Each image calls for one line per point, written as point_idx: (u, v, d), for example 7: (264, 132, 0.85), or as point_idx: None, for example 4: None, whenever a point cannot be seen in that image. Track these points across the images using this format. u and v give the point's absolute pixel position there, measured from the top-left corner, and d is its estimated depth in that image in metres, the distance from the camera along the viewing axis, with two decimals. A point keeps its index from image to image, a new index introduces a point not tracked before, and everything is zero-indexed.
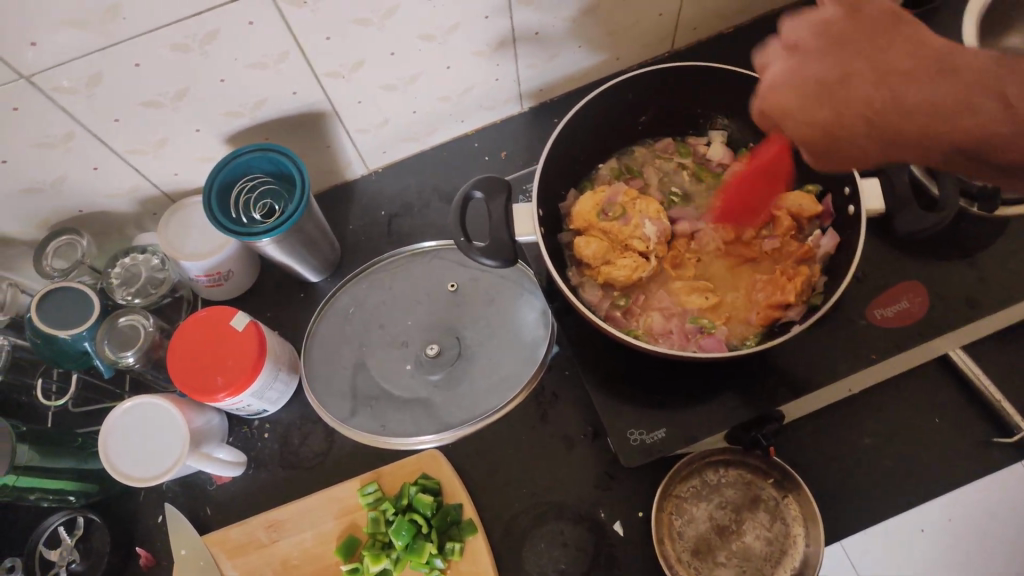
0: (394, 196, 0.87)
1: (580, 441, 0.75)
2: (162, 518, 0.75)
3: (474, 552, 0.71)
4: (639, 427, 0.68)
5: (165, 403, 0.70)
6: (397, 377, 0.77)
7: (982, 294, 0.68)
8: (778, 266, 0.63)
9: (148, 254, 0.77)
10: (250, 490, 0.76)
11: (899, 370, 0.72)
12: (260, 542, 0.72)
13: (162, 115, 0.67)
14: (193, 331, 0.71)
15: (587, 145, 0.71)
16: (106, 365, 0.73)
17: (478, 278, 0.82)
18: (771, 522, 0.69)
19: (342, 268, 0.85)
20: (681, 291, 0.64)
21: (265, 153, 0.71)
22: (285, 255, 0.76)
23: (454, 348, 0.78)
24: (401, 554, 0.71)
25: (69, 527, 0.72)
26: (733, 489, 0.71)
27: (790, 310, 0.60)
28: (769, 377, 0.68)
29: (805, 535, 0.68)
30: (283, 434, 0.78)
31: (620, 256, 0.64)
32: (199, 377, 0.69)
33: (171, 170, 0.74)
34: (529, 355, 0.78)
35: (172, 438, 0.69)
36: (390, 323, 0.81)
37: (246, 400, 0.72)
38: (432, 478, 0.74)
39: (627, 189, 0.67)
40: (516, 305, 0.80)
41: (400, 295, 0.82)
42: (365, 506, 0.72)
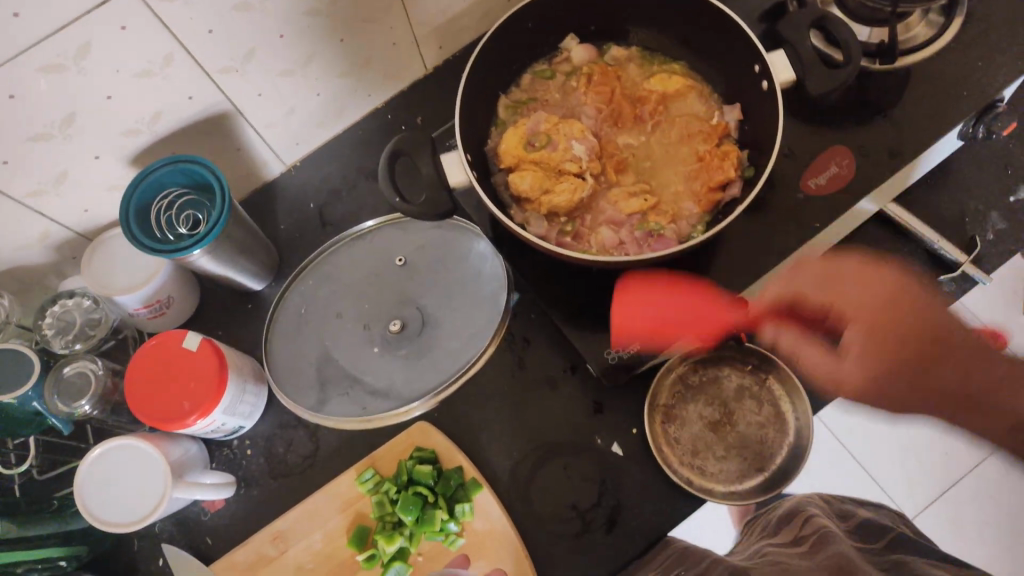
0: (319, 187, 0.85)
1: (562, 378, 0.75)
2: (163, 560, 0.73)
3: (485, 509, 0.71)
4: (614, 345, 0.69)
5: (133, 441, 0.67)
6: (367, 360, 0.76)
7: (903, 142, 0.71)
8: (704, 150, 0.64)
9: (78, 297, 0.73)
10: (247, 510, 0.74)
11: (840, 236, 0.75)
12: (270, 556, 0.70)
13: (55, 147, 0.63)
14: (144, 363, 0.68)
15: (499, 86, 0.70)
16: (62, 419, 0.70)
17: (424, 245, 0.81)
18: (759, 406, 0.72)
19: (283, 270, 0.83)
20: (618, 198, 0.65)
21: (177, 165, 0.68)
22: (222, 266, 0.73)
23: (417, 317, 0.78)
24: (414, 529, 0.70)
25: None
26: (717, 386, 0.73)
27: (730, 187, 0.62)
28: (725, 268, 0.70)
29: (794, 410, 0.71)
30: (265, 446, 0.76)
31: (557, 182, 0.64)
32: (164, 406, 0.67)
33: (79, 207, 0.71)
34: (492, 306, 0.77)
35: (151, 473, 0.67)
36: (348, 309, 0.79)
37: (219, 419, 0.70)
38: (427, 448, 0.73)
39: (547, 117, 0.67)
40: (467, 260, 0.79)
41: (351, 280, 0.81)
42: (367, 493, 0.72)
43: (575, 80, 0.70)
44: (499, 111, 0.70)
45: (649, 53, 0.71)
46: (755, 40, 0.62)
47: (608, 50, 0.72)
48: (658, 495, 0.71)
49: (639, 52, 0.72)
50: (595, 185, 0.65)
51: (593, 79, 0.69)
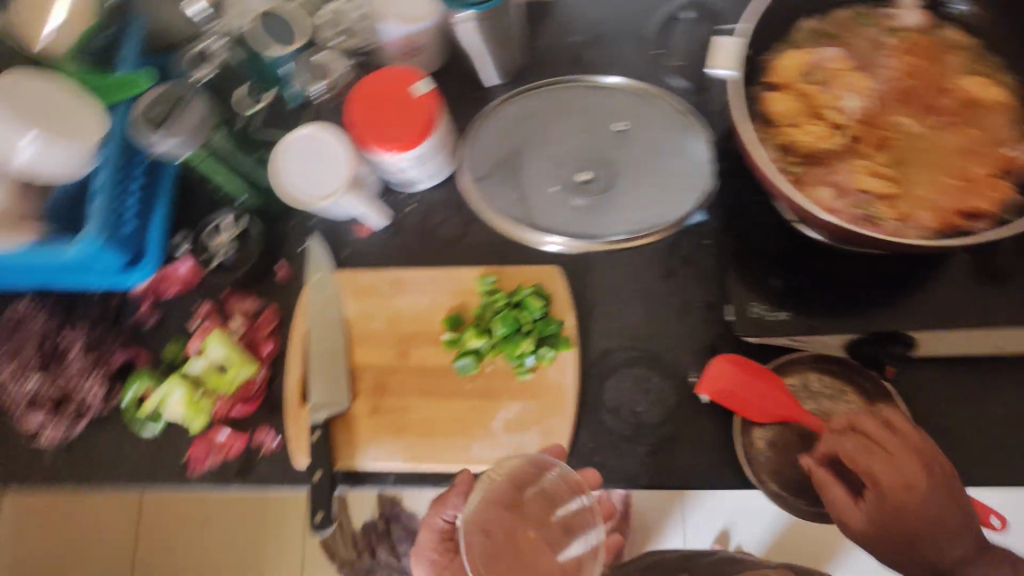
0: (592, 25, 0.87)
1: (693, 307, 0.76)
2: (303, 247, 0.84)
3: (562, 365, 0.75)
4: (762, 303, 0.68)
5: (335, 140, 0.75)
6: (541, 188, 0.80)
7: None
8: (976, 174, 0.59)
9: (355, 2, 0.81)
10: (383, 249, 0.83)
11: None
12: (383, 292, 0.80)
13: None
14: (375, 85, 0.76)
15: (814, 9, 0.66)
16: (297, 94, 0.85)
17: (647, 123, 0.81)
18: None
19: (520, 77, 0.86)
20: (861, 171, 0.60)
21: None
22: (478, 42, 0.78)
23: (606, 177, 0.78)
24: (498, 343, 0.75)
25: (233, 220, 0.83)
26: (830, 402, 0.70)
27: (980, 221, 0.57)
28: (913, 301, 0.65)
29: None
30: (426, 210, 0.83)
31: (811, 122, 0.62)
32: (376, 126, 0.74)
33: None
34: (674, 205, 0.77)
35: (334, 172, 0.75)
36: (550, 138, 0.82)
37: (406, 163, 0.77)
38: (547, 289, 0.77)
39: (842, 58, 0.64)
40: (680, 153, 0.78)
41: (568, 117, 0.83)
42: (480, 292, 0.78)
43: (891, 42, 0.65)
44: (800, 31, 0.67)
45: (981, 53, 0.65)
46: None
47: (941, 30, 0.66)
48: (711, 453, 0.71)
49: (973, 46, 0.65)
50: (846, 145, 0.62)
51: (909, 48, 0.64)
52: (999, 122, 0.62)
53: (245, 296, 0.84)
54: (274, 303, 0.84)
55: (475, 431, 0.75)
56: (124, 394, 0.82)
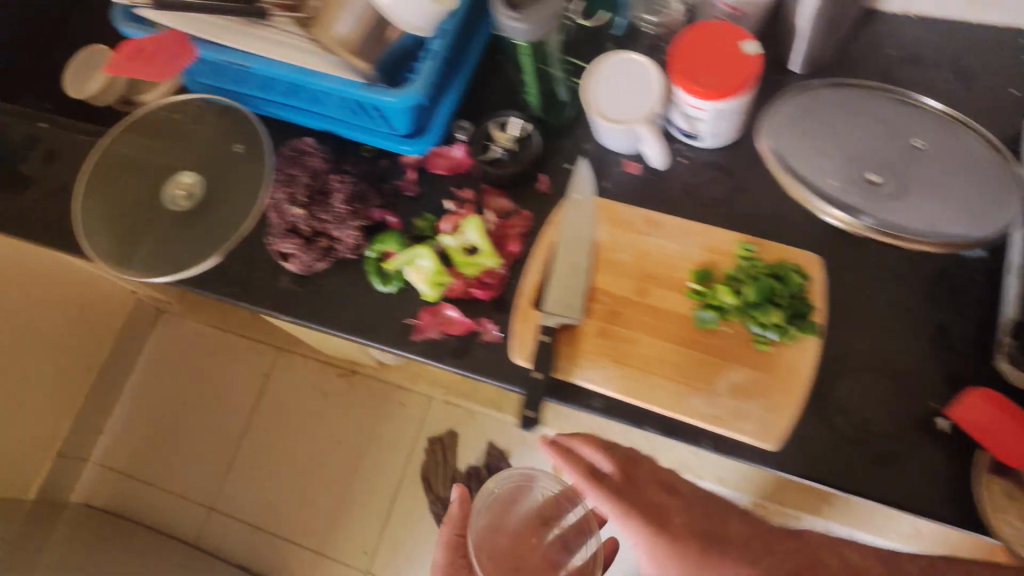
0: (909, 44, 0.87)
1: (949, 335, 0.75)
2: (569, 166, 0.89)
3: (803, 348, 0.74)
4: None
5: (654, 74, 0.79)
6: (833, 169, 0.79)
7: None
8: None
9: None
10: (642, 193, 0.86)
11: None
12: (638, 229, 0.82)
13: None
14: (704, 36, 0.78)
15: None
16: (624, 23, 0.91)
17: (961, 152, 0.79)
18: None
19: (827, 71, 0.87)
20: None
21: None
22: (810, 21, 0.80)
23: (900, 182, 0.77)
24: (744, 308, 0.75)
25: (520, 122, 0.88)
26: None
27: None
28: None
29: None
30: (698, 168, 0.86)
31: None
32: (695, 70, 0.77)
33: None
34: (964, 231, 0.75)
35: (643, 102, 0.79)
36: (858, 129, 0.81)
37: (705, 114, 0.79)
38: (806, 274, 0.77)
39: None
40: (988, 182, 0.76)
41: (881, 116, 0.81)
42: (737, 257, 0.79)
43: None
44: None
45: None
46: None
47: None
48: (931, 482, 0.69)
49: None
50: None
51: None
52: None
53: (501, 196, 0.88)
54: (528, 210, 0.87)
55: (695, 383, 0.74)
56: (370, 248, 0.87)
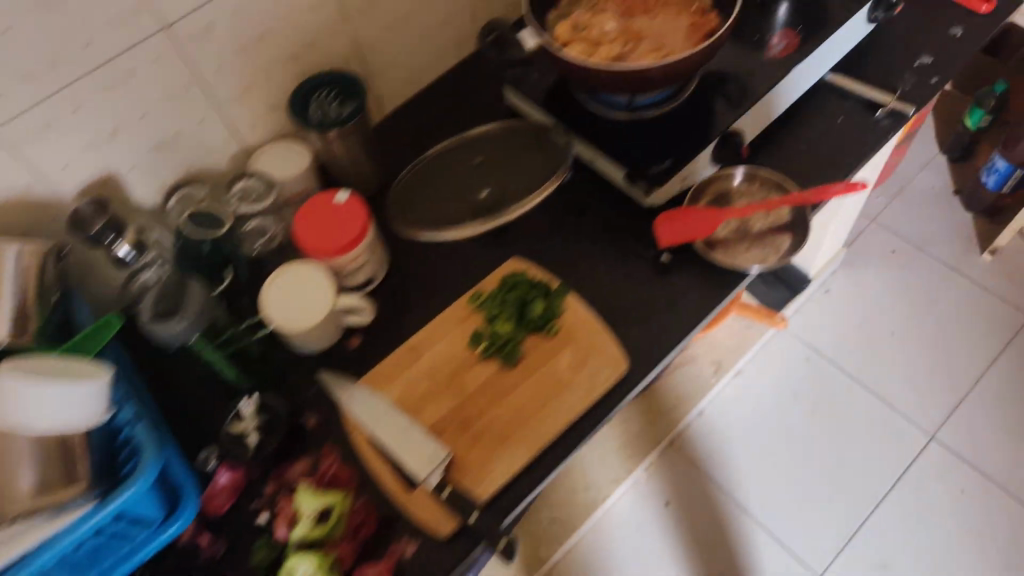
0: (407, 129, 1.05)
1: (612, 218, 0.92)
2: (315, 387, 0.85)
3: (570, 308, 0.85)
4: (654, 163, 0.86)
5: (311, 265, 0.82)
6: (457, 199, 0.94)
7: (827, 21, 0.93)
8: (693, 18, 0.86)
9: (253, 177, 0.86)
10: (380, 345, 0.87)
11: (806, 89, 0.95)
12: (403, 365, 0.83)
13: (249, 62, 0.84)
14: (307, 211, 0.84)
15: None
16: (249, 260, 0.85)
17: (498, 138, 0.98)
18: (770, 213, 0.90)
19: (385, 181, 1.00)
20: (634, 43, 0.86)
21: (333, 79, 0.87)
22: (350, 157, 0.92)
23: (493, 194, 0.94)
24: (517, 327, 0.85)
25: (248, 399, 0.82)
26: (745, 196, 0.90)
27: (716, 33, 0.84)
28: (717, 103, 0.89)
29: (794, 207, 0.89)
30: (389, 297, 0.91)
31: (597, 48, 0.85)
32: (323, 238, 0.83)
33: (251, 122, 0.90)
34: (547, 164, 0.94)
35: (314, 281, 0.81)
36: (443, 183, 0.96)
37: (360, 258, 0.85)
38: (519, 273, 0.88)
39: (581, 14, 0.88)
40: (529, 149, 0.96)
41: (439, 162, 0.98)
42: (476, 307, 0.86)
43: None
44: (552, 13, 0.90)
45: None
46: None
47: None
48: (706, 281, 0.86)
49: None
50: (625, 49, 0.85)
51: None
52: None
53: (295, 458, 0.82)
54: (328, 445, 0.82)
55: (550, 397, 0.80)
56: None
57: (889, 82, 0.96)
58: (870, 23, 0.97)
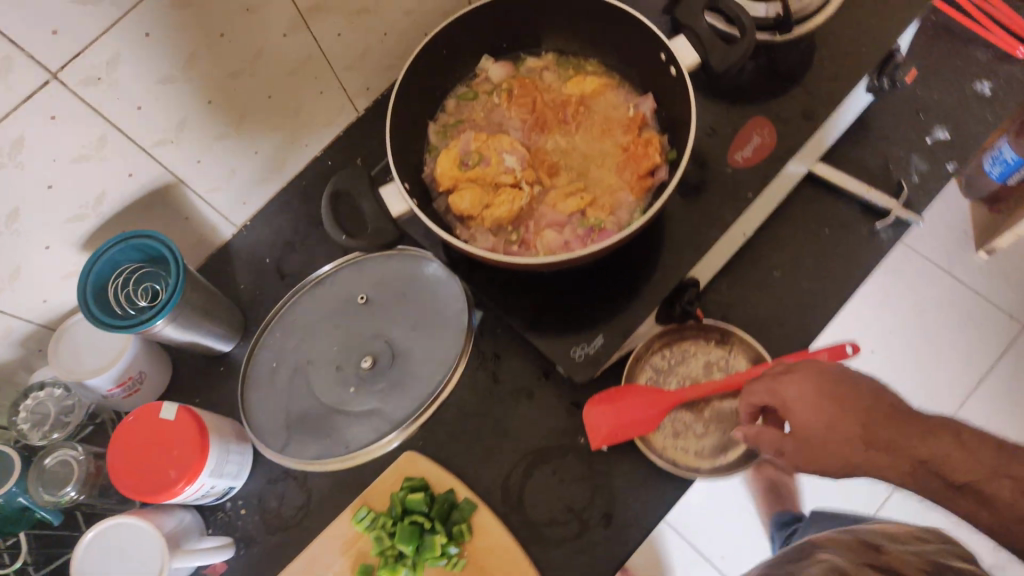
0: (272, 241, 0.80)
1: (538, 385, 0.71)
2: None
3: (482, 525, 0.67)
4: (579, 342, 0.65)
5: (129, 519, 0.62)
6: (337, 392, 0.71)
7: (814, 105, 0.68)
8: (628, 139, 0.62)
9: (48, 387, 0.67)
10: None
11: (780, 197, 0.72)
12: None
13: (7, 244, 0.59)
14: (121, 440, 0.63)
15: (434, 93, 0.66)
16: (52, 511, 0.64)
17: (384, 280, 0.75)
18: None
19: (250, 325, 0.77)
20: (547, 182, 0.62)
21: (127, 242, 0.62)
22: (186, 332, 0.68)
23: (388, 356, 0.72)
24: (417, 558, 0.66)
25: None
26: (699, 361, 0.69)
27: (660, 171, 0.60)
28: (664, 237, 0.67)
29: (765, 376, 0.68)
30: (260, 502, 0.71)
31: (497, 196, 0.60)
32: (148, 481, 0.62)
33: (40, 298, 0.66)
34: (454, 326, 0.72)
35: (139, 545, 0.62)
36: (317, 354, 0.73)
37: (208, 482, 0.65)
38: (416, 476, 0.69)
39: (476, 135, 0.63)
40: (422, 287, 0.74)
41: (314, 323, 0.75)
42: (365, 531, 0.68)
43: (496, 97, 0.66)
44: (431, 135, 0.66)
45: (566, 58, 0.68)
46: (654, 28, 0.59)
47: (525, 62, 0.68)
48: (654, 477, 0.68)
49: (555, 58, 0.68)
50: (534, 194, 0.61)
51: (513, 92, 0.65)
52: (619, 102, 0.64)
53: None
54: None
55: None
56: None
57: (888, 177, 0.74)
58: (868, 92, 0.74)
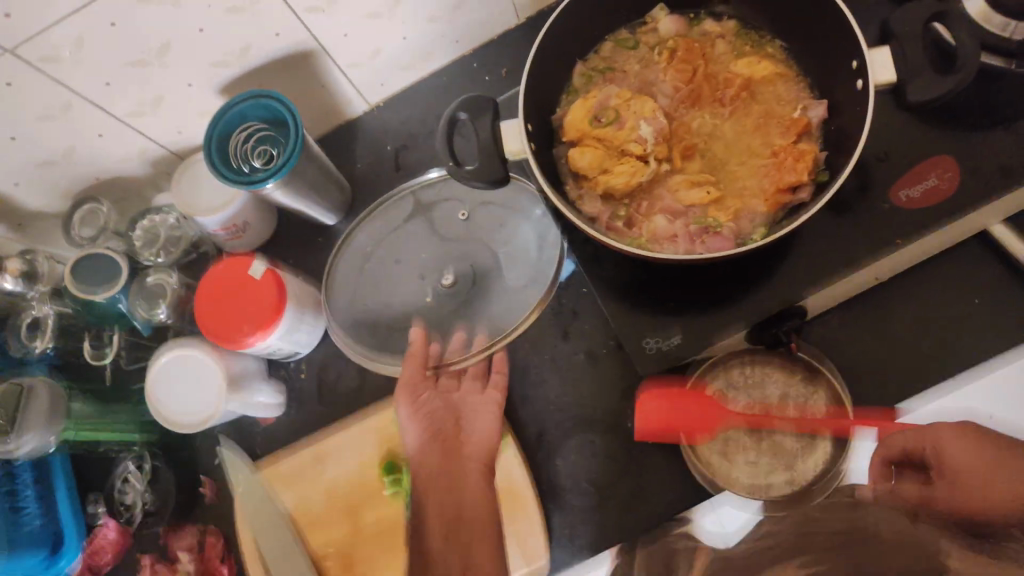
0: (398, 128, 0.80)
1: (603, 356, 0.69)
2: (219, 459, 0.77)
3: (507, 468, 0.67)
4: (655, 334, 0.61)
5: (201, 351, 0.68)
6: (413, 303, 0.73)
7: (1021, 160, 0.57)
8: (781, 143, 0.55)
9: (165, 213, 0.74)
10: (293, 433, 0.75)
11: (937, 250, 0.63)
12: (308, 473, 0.72)
13: (154, 74, 0.62)
14: (214, 280, 0.68)
15: (592, 30, 0.61)
16: (144, 325, 0.72)
17: (489, 202, 0.75)
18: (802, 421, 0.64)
19: (356, 205, 0.80)
20: (678, 163, 0.57)
21: (258, 99, 0.64)
22: (294, 199, 0.71)
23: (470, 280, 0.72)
24: None
25: (138, 467, 0.77)
26: (773, 389, 0.65)
27: (804, 190, 0.53)
28: (787, 256, 0.60)
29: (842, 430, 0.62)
30: (319, 371, 0.76)
31: (618, 163, 0.56)
32: (226, 325, 0.67)
33: (176, 128, 0.70)
34: (540, 274, 0.70)
35: (207, 378, 0.68)
36: (405, 256, 0.75)
37: (276, 342, 0.69)
38: None
39: (619, 91, 0.58)
40: (523, 227, 0.73)
41: (413, 225, 0.76)
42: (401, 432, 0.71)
43: (657, 54, 0.61)
44: (575, 77, 0.62)
45: (748, 29, 0.61)
46: (857, 31, 0.51)
47: (702, 21, 0.62)
48: (687, 488, 0.65)
49: (735, 27, 0.61)
50: (659, 171, 0.57)
51: (676, 54, 0.59)
52: (786, 98, 0.58)
53: (183, 529, 0.76)
54: (218, 529, 0.76)
55: None
56: None
57: None
58: None
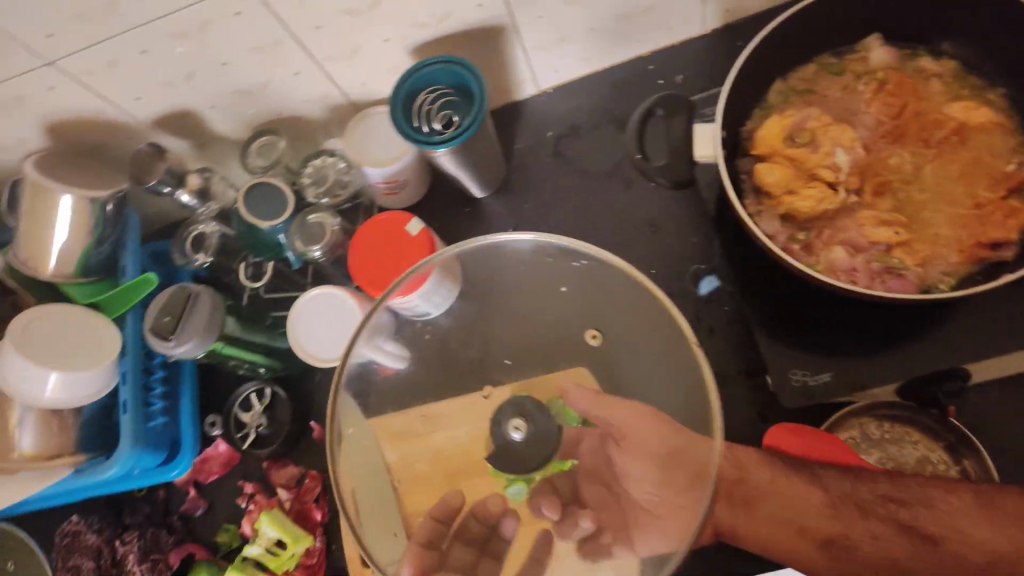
0: (563, 116, 0.80)
1: (733, 379, 0.68)
2: (333, 400, 0.81)
3: None
4: (804, 367, 0.59)
5: (344, 294, 0.71)
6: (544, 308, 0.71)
7: None
8: (984, 196, 0.53)
9: (337, 158, 0.78)
10: None
11: None
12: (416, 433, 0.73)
13: (359, 24, 0.65)
14: (370, 230, 0.71)
15: (798, 49, 0.60)
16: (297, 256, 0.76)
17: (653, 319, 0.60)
18: None
19: (508, 184, 0.80)
20: (870, 197, 0.55)
21: (449, 66, 0.66)
22: (457, 167, 0.73)
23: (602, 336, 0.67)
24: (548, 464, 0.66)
25: (259, 392, 0.80)
26: (911, 450, 0.62)
27: (1004, 248, 0.52)
28: (962, 317, 0.57)
29: None
30: None
31: (806, 186, 0.55)
32: (375, 276, 0.70)
33: (361, 79, 0.72)
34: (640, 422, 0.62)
35: (347, 322, 0.71)
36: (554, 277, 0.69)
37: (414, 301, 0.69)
38: None
39: (819, 114, 0.57)
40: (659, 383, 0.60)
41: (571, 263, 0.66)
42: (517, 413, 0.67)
43: (863, 84, 0.59)
44: (770, 92, 0.60)
45: (964, 75, 0.58)
46: None
47: (917, 58, 0.59)
48: None
49: (953, 70, 0.58)
50: (848, 203, 0.55)
51: (885, 87, 0.57)
52: (998, 151, 0.54)
53: (285, 463, 0.80)
54: (318, 469, 0.79)
55: None
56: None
57: None
58: None
